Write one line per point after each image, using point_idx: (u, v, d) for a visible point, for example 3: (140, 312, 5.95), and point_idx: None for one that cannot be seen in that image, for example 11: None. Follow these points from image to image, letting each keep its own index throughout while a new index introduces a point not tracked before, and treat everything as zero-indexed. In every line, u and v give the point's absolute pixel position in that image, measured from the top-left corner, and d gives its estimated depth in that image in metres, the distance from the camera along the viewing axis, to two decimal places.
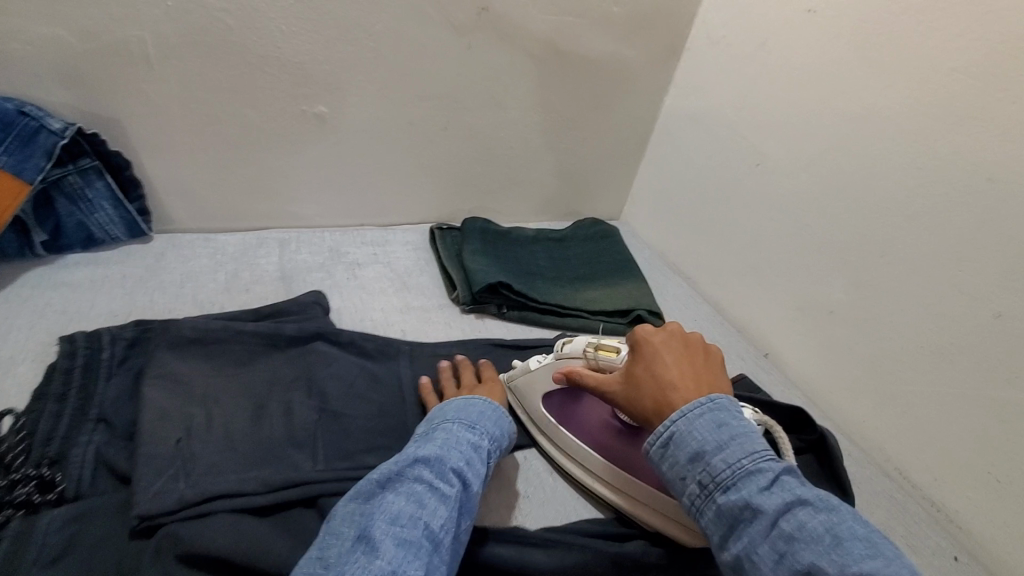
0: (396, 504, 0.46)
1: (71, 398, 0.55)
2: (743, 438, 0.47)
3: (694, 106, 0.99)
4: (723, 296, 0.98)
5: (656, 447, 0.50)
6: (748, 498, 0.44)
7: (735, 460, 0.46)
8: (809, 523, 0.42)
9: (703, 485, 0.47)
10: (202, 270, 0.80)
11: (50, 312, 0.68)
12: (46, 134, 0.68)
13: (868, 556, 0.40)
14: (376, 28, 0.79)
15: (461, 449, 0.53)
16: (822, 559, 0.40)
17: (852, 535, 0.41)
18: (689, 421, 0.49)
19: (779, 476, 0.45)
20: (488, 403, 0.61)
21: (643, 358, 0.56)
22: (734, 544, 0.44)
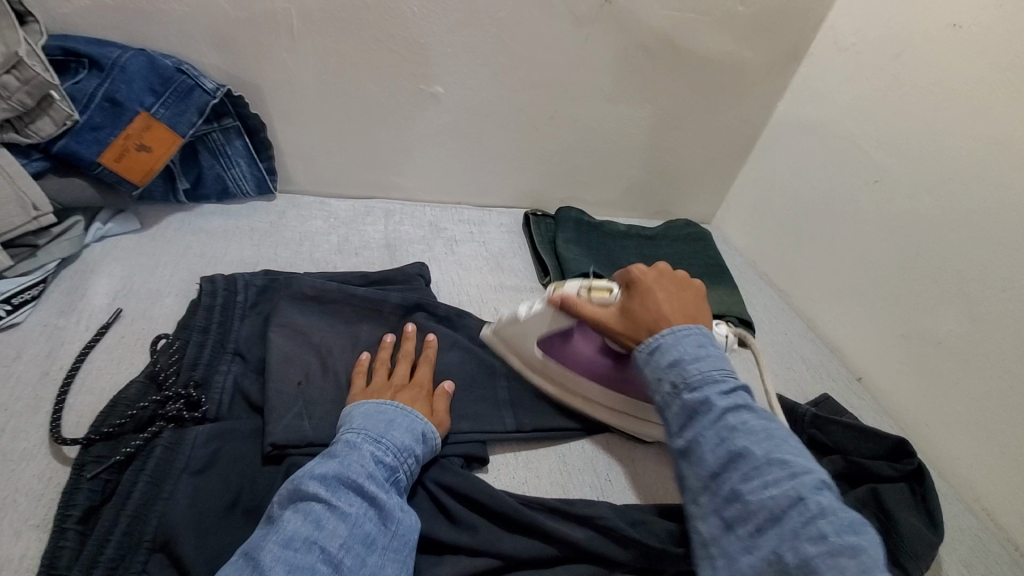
0: (291, 526, 0.43)
1: (212, 331, 0.61)
2: (715, 355, 0.52)
3: (812, 114, 0.95)
4: (817, 311, 0.95)
5: (642, 351, 0.54)
6: (709, 396, 0.48)
7: (707, 368, 0.50)
8: (752, 422, 0.47)
9: (674, 384, 0.50)
10: (317, 232, 0.86)
11: (190, 254, 0.75)
12: (200, 92, 0.74)
13: (793, 452, 0.45)
14: (500, 15, 0.81)
15: (365, 461, 0.49)
16: (755, 447, 0.45)
17: (784, 437, 0.47)
18: (674, 335, 0.53)
19: (737, 387, 0.50)
20: (400, 411, 0.56)
21: (638, 292, 0.59)
22: (688, 432, 0.49)
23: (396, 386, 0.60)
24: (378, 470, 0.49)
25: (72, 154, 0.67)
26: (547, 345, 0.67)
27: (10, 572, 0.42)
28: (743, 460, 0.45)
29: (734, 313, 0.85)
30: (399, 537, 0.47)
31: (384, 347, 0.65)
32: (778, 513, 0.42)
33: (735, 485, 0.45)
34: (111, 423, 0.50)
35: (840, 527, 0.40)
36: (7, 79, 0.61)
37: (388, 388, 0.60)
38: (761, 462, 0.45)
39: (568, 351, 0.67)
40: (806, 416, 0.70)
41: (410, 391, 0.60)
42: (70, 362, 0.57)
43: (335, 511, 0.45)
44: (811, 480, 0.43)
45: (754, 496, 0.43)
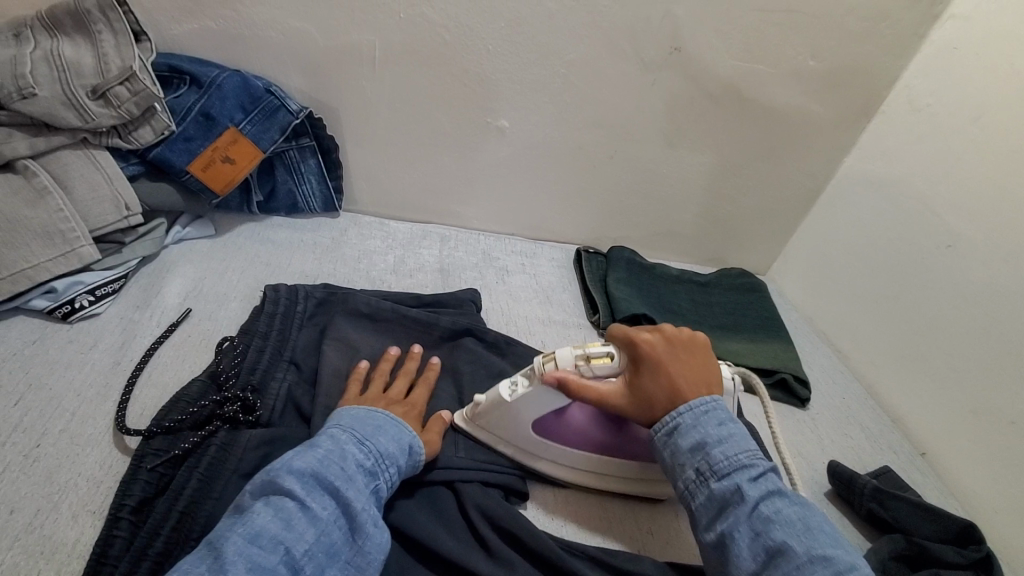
0: (260, 520, 0.43)
1: (272, 338, 0.63)
2: (738, 437, 0.53)
3: (880, 173, 0.93)
4: (878, 376, 0.91)
5: (661, 434, 0.55)
6: (739, 485, 0.49)
7: (733, 454, 0.51)
8: (786, 511, 0.48)
9: (700, 471, 0.51)
10: (376, 251, 0.89)
11: (257, 262, 0.79)
12: (285, 112, 0.78)
13: (831, 544, 0.46)
14: (571, 56, 0.83)
15: (346, 465, 0.49)
16: (794, 540, 0.46)
17: (819, 527, 0.47)
18: (695, 415, 0.54)
19: (764, 472, 0.51)
20: (390, 419, 0.55)
21: (648, 370, 0.56)
22: (719, 525, 0.49)
23: (390, 400, 0.60)
24: (359, 475, 0.49)
25: (166, 161, 0.72)
26: (538, 424, 0.59)
27: (64, 555, 0.43)
28: (784, 556, 0.45)
29: (789, 369, 0.83)
30: (365, 554, 0.46)
31: (385, 359, 0.64)
32: None
33: None
34: (171, 418, 0.52)
35: None
36: (120, 91, 0.67)
37: (381, 400, 0.59)
38: (804, 559, 0.44)
39: (559, 424, 0.60)
40: (866, 487, 0.67)
41: (404, 407, 0.59)
42: (139, 356, 0.60)
43: (307, 512, 0.45)
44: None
45: None
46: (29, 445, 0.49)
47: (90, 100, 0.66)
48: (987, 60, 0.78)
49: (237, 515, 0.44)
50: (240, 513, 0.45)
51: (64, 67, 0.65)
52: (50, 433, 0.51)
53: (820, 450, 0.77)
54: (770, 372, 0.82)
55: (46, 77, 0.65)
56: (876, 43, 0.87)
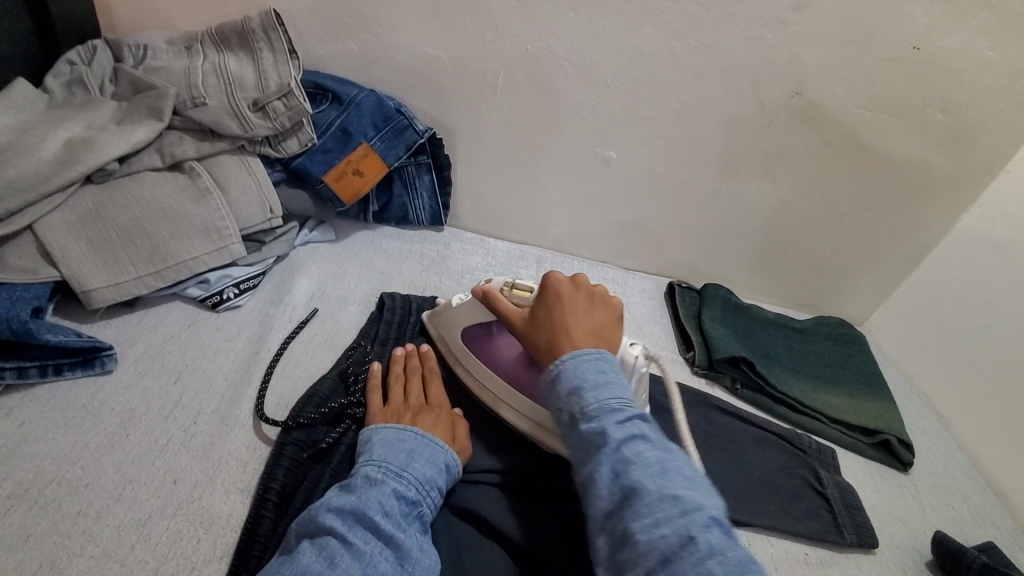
0: (306, 561, 0.42)
1: (388, 347, 0.69)
2: (616, 383, 0.50)
3: (1005, 233, 0.88)
4: (988, 449, 0.86)
5: (546, 381, 0.52)
6: (604, 427, 0.46)
7: (605, 397, 0.48)
8: (646, 453, 0.45)
9: (572, 414, 0.48)
10: (476, 267, 0.93)
11: (372, 270, 0.84)
12: (411, 132, 0.83)
13: (685, 486, 0.43)
14: (688, 95, 0.85)
15: (383, 498, 0.47)
16: (648, 480, 0.43)
17: (678, 470, 0.44)
18: (575, 361, 0.51)
19: (632, 416, 0.47)
20: (421, 438, 0.55)
21: (552, 300, 0.58)
22: (585, 468, 0.46)
23: (415, 406, 0.60)
24: (395, 505, 0.48)
25: (306, 171, 0.79)
26: (472, 337, 0.68)
27: (219, 527, 0.48)
28: (635, 495, 0.43)
29: (893, 432, 0.79)
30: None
31: (393, 361, 0.65)
32: (668, 553, 0.39)
33: (628, 523, 0.42)
34: (306, 414, 0.57)
35: (727, 568, 0.38)
36: (276, 105, 0.73)
37: (407, 410, 0.59)
38: (653, 498, 0.42)
39: (489, 345, 0.66)
40: (972, 563, 0.63)
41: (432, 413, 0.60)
42: (275, 348, 0.65)
43: (350, 548, 0.43)
44: (701, 516, 0.41)
45: (644, 533, 0.41)
46: (188, 421, 0.55)
47: (250, 111, 0.73)
48: None
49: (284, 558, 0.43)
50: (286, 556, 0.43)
51: (229, 80, 0.73)
52: (204, 411, 0.57)
53: (925, 519, 0.73)
54: (871, 430, 0.79)
55: (215, 88, 0.72)
56: (1013, 99, 0.83)
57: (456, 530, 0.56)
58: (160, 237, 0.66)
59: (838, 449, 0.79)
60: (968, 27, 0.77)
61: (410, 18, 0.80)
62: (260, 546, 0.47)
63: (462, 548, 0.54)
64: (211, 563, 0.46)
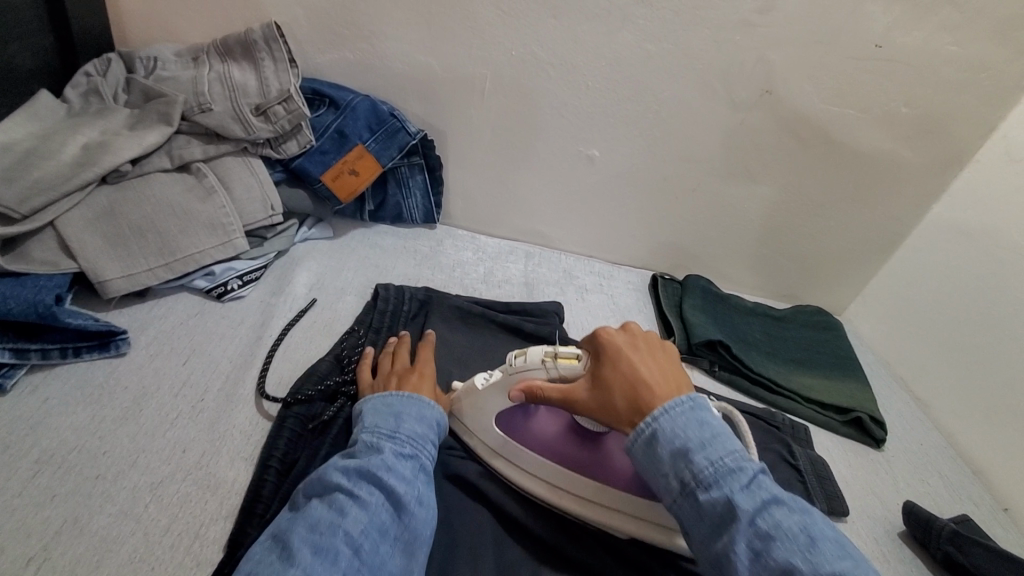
0: (317, 513, 0.46)
1: (382, 332, 0.73)
2: (724, 439, 0.50)
3: (973, 220, 0.92)
4: (963, 428, 0.89)
5: (641, 444, 0.52)
6: (730, 497, 0.46)
7: (719, 459, 0.48)
8: (784, 522, 0.44)
9: (685, 482, 0.48)
10: (467, 261, 0.97)
11: (368, 264, 0.89)
12: (404, 133, 0.89)
13: (838, 556, 0.42)
14: (664, 94, 0.90)
15: (383, 455, 0.52)
16: (797, 557, 0.42)
17: (822, 535, 0.44)
18: (670, 419, 0.51)
19: (754, 476, 0.47)
20: (407, 399, 0.58)
21: (615, 362, 0.56)
22: (717, 542, 0.46)
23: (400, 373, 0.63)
24: (394, 459, 0.52)
25: (305, 171, 0.84)
26: (507, 423, 0.63)
27: (225, 490, 0.53)
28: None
29: (865, 410, 0.83)
30: (414, 529, 0.49)
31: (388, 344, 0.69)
32: None
33: None
34: (305, 391, 0.62)
35: None
36: (277, 110, 0.79)
37: (393, 377, 0.63)
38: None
39: (529, 428, 0.63)
40: (943, 531, 0.67)
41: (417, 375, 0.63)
42: (276, 334, 0.70)
43: (355, 500, 0.48)
44: None
45: None
46: (195, 398, 0.60)
47: (252, 115, 0.78)
48: None
49: (297, 511, 0.47)
50: (298, 511, 0.48)
51: (233, 88, 0.79)
52: (210, 389, 0.62)
53: (897, 492, 0.77)
54: (844, 409, 0.83)
55: (219, 95, 0.78)
56: (974, 92, 0.87)
57: (445, 498, 0.60)
58: (170, 232, 0.71)
59: (812, 427, 0.83)
60: (927, 24, 0.82)
61: (401, 27, 0.86)
62: (262, 507, 0.52)
63: (451, 513, 0.59)
64: (218, 521, 0.51)
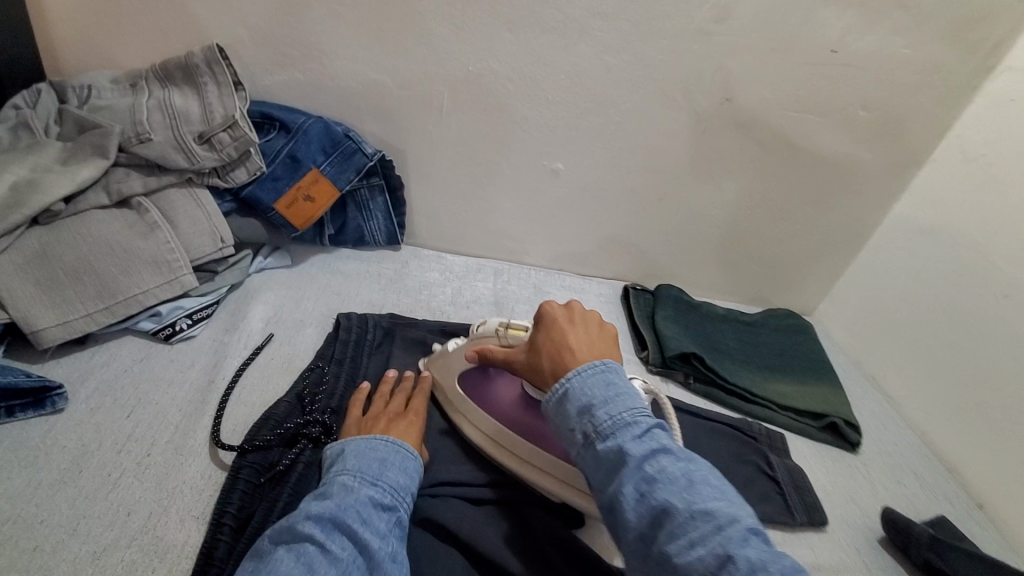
0: (283, 567, 0.42)
1: (346, 364, 0.70)
2: (627, 396, 0.50)
3: (933, 219, 0.94)
4: (935, 425, 0.90)
5: (553, 404, 0.53)
6: (622, 445, 0.47)
7: (617, 412, 0.49)
8: (668, 467, 0.45)
9: (587, 435, 0.49)
10: (434, 283, 0.95)
11: (329, 291, 0.85)
12: (360, 155, 0.86)
13: (712, 496, 0.43)
14: (626, 106, 0.89)
15: (362, 505, 0.49)
16: (675, 497, 0.43)
17: (703, 479, 0.45)
18: (582, 378, 0.52)
19: (649, 428, 0.48)
20: (391, 447, 0.56)
21: (548, 329, 0.58)
22: (610, 488, 0.47)
23: (392, 415, 0.62)
24: (373, 512, 0.49)
25: (257, 199, 0.80)
26: (470, 385, 0.69)
27: (174, 555, 0.50)
28: (665, 514, 0.43)
29: (839, 414, 0.83)
30: None
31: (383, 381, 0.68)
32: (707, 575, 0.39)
33: (662, 544, 0.42)
34: (262, 437, 0.58)
35: None
36: (222, 137, 0.75)
37: (382, 418, 0.61)
38: (683, 515, 0.42)
39: (487, 391, 0.67)
40: (923, 537, 0.66)
41: (406, 421, 0.62)
42: (230, 376, 0.67)
43: (328, 555, 0.44)
44: (735, 529, 0.41)
45: (680, 556, 0.41)
46: (141, 453, 0.56)
47: (196, 145, 0.75)
48: None
49: (259, 563, 0.43)
50: (260, 563, 0.43)
51: (174, 115, 0.75)
52: (158, 442, 0.58)
53: (875, 496, 0.76)
54: (819, 414, 0.83)
55: (159, 123, 0.74)
56: (927, 94, 0.88)
57: (415, 541, 0.58)
58: (109, 273, 0.67)
59: (787, 434, 0.82)
60: (879, 29, 0.83)
61: (353, 46, 0.83)
62: (214, 572, 0.48)
63: (422, 556, 0.56)
64: None
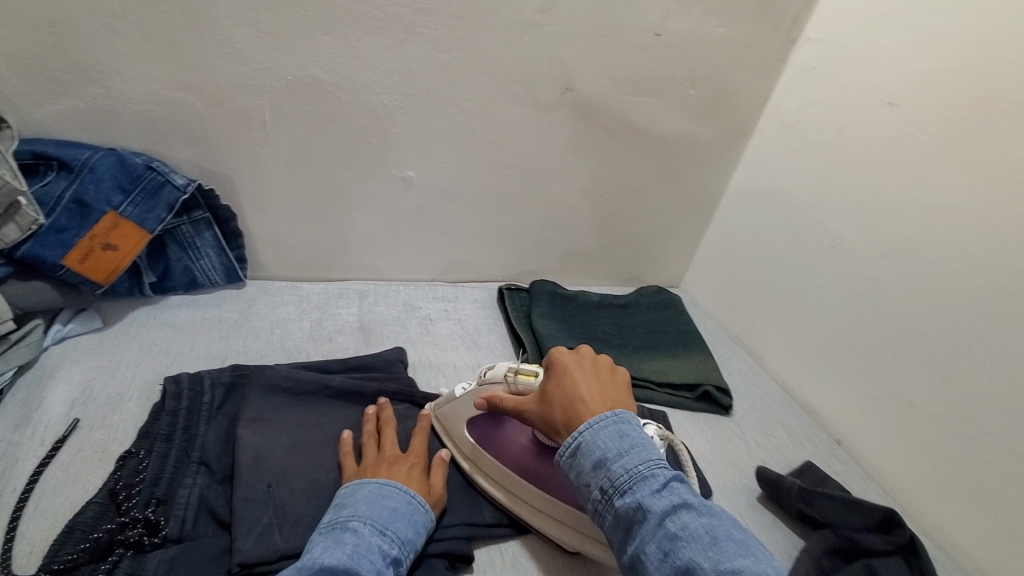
0: None
1: (175, 439, 0.60)
2: (642, 448, 0.50)
3: (765, 184, 1.00)
4: (792, 373, 0.97)
5: (566, 456, 0.52)
6: (642, 501, 0.46)
7: (633, 466, 0.48)
8: (693, 525, 0.44)
9: (604, 491, 0.49)
10: (288, 318, 0.85)
11: (155, 351, 0.74)
12: (170, 188, 0.75)
13: (739, 554, 0.42)
14: (468, 104, 0.85)
15: (373, 559, 0.48)
16: (701, 557, 0.42)
17: (729, 537, 0.44)
18: (594, 431, 0.51)
19: (669, 482, 0.48)
20: (405, 496, 0.56)
21: (557, 377, 0.58)
22: (631, 545, 0.46)
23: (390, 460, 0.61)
24: (383, 567, 0.48)
25: (36, 258, 0.66)
26: (479, 430, 0.67)
27: None
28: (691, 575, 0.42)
29: (711, 382, 0.87)
30: None
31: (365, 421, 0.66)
32: None
33: None
34: (63, 557, 0.49)
35: None
36: None
37: (383, 463, 0.60)
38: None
39: (497, 438, 0.66)
40: (792, 489, 0.71)
41: (409, 460, 0.61)
42: (21, 484, 0.55)
43: None
44: None
45: None
46: None
47: None
48: (839, 81, 0.88)
49: None
50: None
51: None
52: None
53: (749, 455, 0.81)
54: (693, 385, 0.86)
55: None
56: (744, 69, 0.94)
57: None
58: None
59: (668, 410, 0.85)
60: (694, 11, 0.86)
61: (139, 63, 0.70)
62: None
63: None
64: None
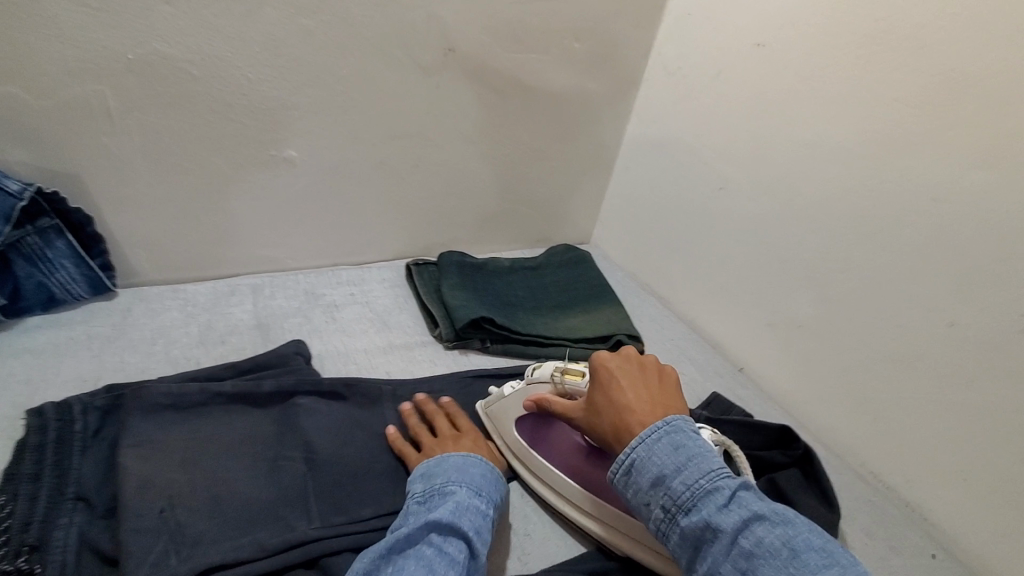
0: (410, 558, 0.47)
1: (46, 477, 0.54)
2: (699, 458, 0.48)
3: (656, 132, 1.03)
4: (696, 312, 1.02)
5: (619, 474, 0.51)
6: (708, 518, 0.45)
7: (694, 481, 0.47)
8: (767, 538, 0.43)
9: (666, 509, 0.47)
10: (172, 324, 0.78)
11: (11, 382, 0.65)
12: (3, 196, 0.65)
13: (824, 566, 0.41)
14: (345, 72, 0.79)
15: (472, 514, 0.53)
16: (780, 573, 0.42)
17: (808, 546, 0.43)
18: (648, 447, 0.49)
19: (734, 493, 0.46)
20: (490, 466, 0.60)
21: (603, 385, 0.57)
22: (701, 563, 0.45)
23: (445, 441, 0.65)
24: (481, 521, 0.53)
25: None
26: (530, 430, 0.68)
27: None
28: None
29: (622, 331, 0.89)
30: None
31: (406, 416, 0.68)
32: None
33: None
34: None
35: None
36: None
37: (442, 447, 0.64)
38: None
39: (546, 437, 0.67)
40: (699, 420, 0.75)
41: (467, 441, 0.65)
42: None
43: (445, 556, 0.48)
44: None
45: None
46: None
47: None
48: (712, 24, 0.90)
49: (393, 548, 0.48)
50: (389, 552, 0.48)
51: None
52: None
53: None
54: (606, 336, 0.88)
55: None
56: (624, 18, 0.94)
57: None
58: None
59: None
60: None
61: None
62: None
63: None
64: None
